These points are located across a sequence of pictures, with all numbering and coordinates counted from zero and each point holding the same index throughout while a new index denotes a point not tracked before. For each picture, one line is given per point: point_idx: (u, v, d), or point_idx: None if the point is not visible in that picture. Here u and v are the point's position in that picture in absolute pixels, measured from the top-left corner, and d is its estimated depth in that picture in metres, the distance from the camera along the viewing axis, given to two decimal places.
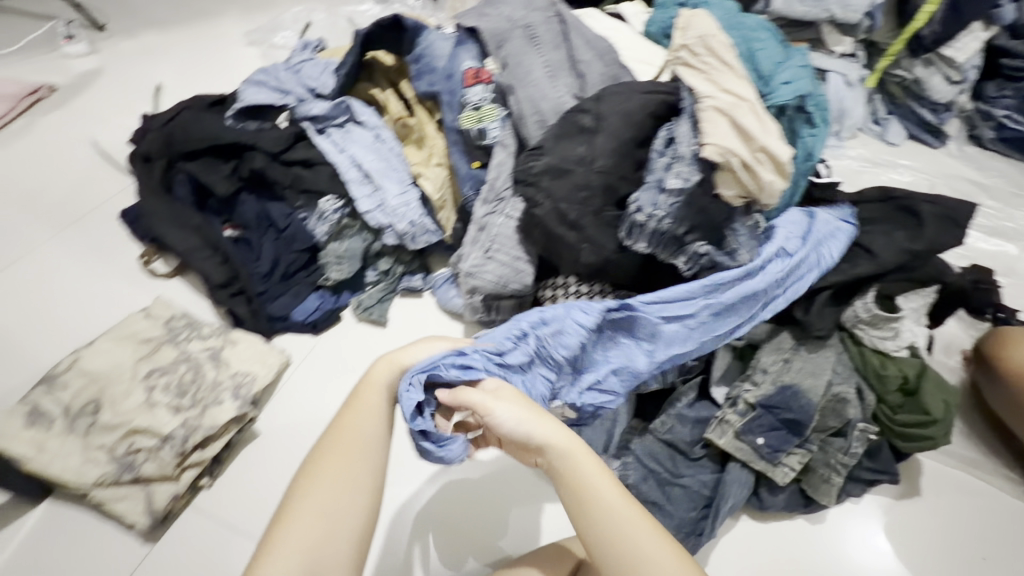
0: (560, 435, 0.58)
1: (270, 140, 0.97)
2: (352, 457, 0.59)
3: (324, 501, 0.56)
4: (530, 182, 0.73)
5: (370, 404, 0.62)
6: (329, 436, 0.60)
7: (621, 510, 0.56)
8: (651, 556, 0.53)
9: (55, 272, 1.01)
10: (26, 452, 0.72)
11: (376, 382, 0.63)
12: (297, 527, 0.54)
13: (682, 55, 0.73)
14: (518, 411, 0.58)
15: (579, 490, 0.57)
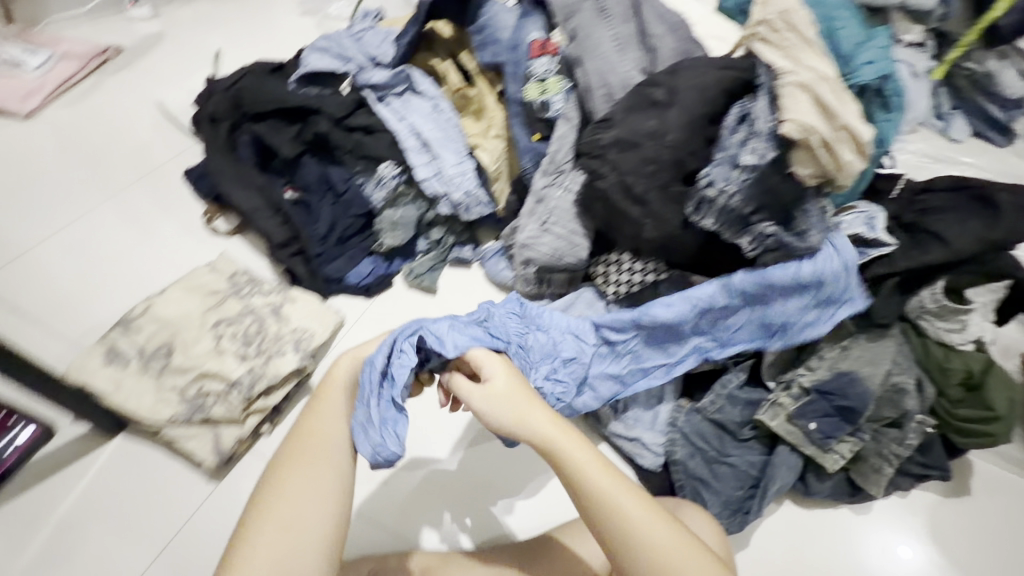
0: (544, 421, 0.56)
1: (333, 105, 1.00)
2: (319, 459, 0.59)
3: (290, 505, 0.56)
4: (596, 155, 0.74)
5: (334, 402, 0.63)
6: (296, 436, 0.61)
7: (617, 493, 0.54)
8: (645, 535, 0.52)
9: (127, 225, 1.06)
10: (105, 388, 0.76)
11: (337, 381, 0.65)
12: (269, 530, 0.54)
13: (757, 37, 0.72)
14: (499, 401, 0.57)
15: (572, 479, 0.55)
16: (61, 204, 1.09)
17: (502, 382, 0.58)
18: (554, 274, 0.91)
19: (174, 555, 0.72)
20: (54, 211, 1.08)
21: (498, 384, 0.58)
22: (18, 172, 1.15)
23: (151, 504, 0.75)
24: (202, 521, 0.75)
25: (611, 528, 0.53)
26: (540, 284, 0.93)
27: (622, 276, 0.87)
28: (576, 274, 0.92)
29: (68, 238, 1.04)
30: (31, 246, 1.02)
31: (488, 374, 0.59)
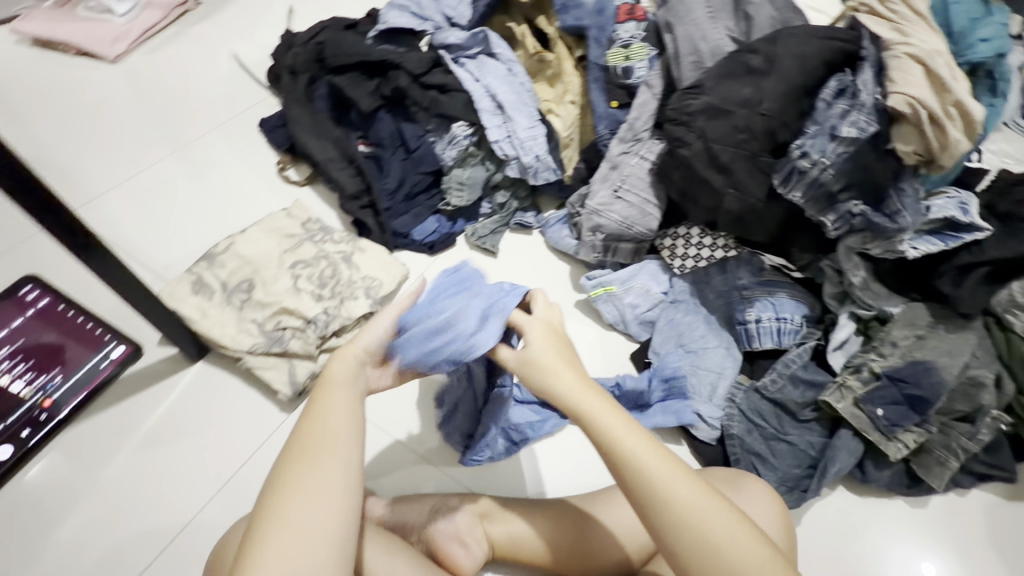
0: (573, 377, 0.53)
1: (414, 61, 1.01)
2: (329, 460, 0.49)
3: (303, 513, 0.45)
4: (683, 121, 0.76)
5: (338, 396, 0.53)
6: (300, 434, 0.50)
7: (649, 456, 0.49)
8: (684, 498, 0.47)
9: (205, 170, 1.11)
10: (192, 315, 0.81)
11: (337, 377, 0.55)
12: (285, 544, 0.44)
13: (862, 9, 0.71)
14: (534, 363, 0.54)
15: (600, 439, 0.50)
16: (144, 145, 1.14)
17: (537, 337, 0.55)
18: (621, 243, 0.92)
19: (243, 479, 0.76)
20: (138, 152, 1.13)
21: (532, 341, 0.55)
22: (104, 114, 1.20)
23: (224, 429, 0.80)
24: (269, 450, 0.79)
25: (642, 494, 0.48)
26: (605, 253, 0.93)
27: (690, 250, 0.91)
28: (643, 244, 0.93)
29: (150, 178, 1.09)
30: (117, 183, 1.08)
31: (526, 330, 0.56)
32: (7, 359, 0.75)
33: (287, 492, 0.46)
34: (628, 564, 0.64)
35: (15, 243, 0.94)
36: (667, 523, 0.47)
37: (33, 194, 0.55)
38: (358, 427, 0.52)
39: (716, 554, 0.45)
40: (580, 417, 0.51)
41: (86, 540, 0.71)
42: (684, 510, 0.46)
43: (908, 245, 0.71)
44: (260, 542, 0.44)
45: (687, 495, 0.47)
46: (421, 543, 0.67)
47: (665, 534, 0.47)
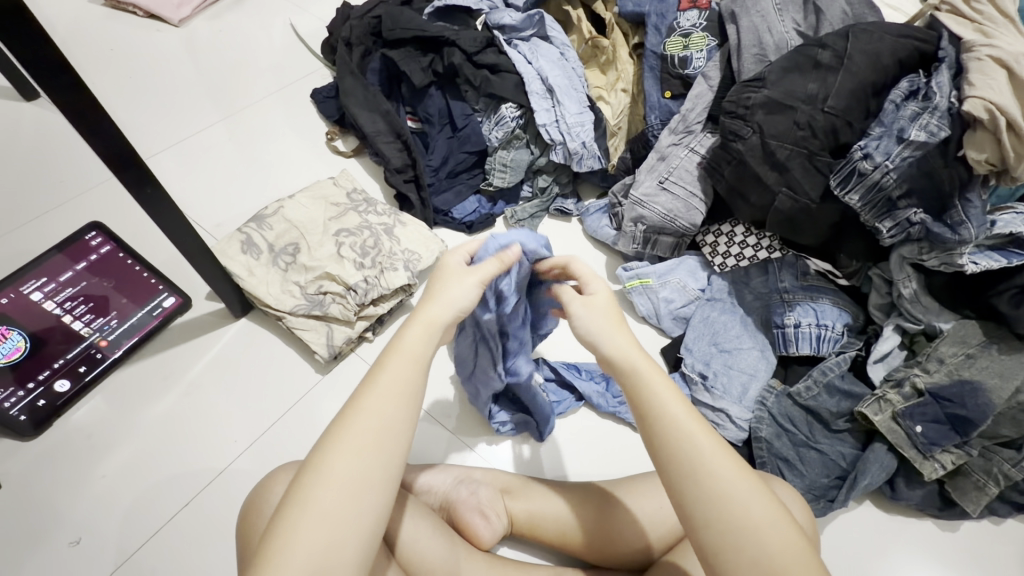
0: (625, 339, 0.51)
1: (469, 39, 1.00)
2: (372, 446, 0.44)
3: (332, 503, 0.42)
4: (740, 114, 0.75)
5: (398, 370, 0.48)
6: (346, 411, 0.46)
7: (694, 429, 0.46)
8: (723, 478, 0.44)
9: (255, 137, 1.13)
10: (240, 272, 0.84)
11: (407, 348, 0.49)
12: (311, 535, 0.40)
13: (944, 8, 0.73)
14: (593, 316, 0.53)
15: (642, 403, 0.48)
16: (198, 108, 1.17)
17: (601, 297, 0.55)
18: (661, 236, 0.91)
19: (275, 434, 0.79)
20: (193, 114, 1.16)
21: (598, 299, 0.55)
22: (161, 74, 1.23)
23: (260, 385, 0.83)
24: (302, 409, 0.82)
25: (680, 466, 0.45)
26: (645, 245, 0.92)
27: (732, 247, 0.90)
28: (683, 240, 0.92)
29: (203, 141, 1.12)
30: (172, 144, 1.11)
31: (591, 289, 0.56)
32: (68, 301, 0.76)
33: (319, 476, 0.42)
34: (650, 552, 0.63)
35: (75, 194, 0.98)
36: (702, 502, 0.44)
37: (112, 142, 0.58)
38: (413, 415, 0.47)
39: (752, 544, 0.42)
40: (627, 378, 0.50)
41: (127, 477, 0.75)
42: (722, 488, 0.44)
43: (967, 259, 0.68)
44: (287, 527, 0.41)
45: (727, 475, 0.44)
46: (443, 511, 0.69)
47: (697, 513, 0.44)
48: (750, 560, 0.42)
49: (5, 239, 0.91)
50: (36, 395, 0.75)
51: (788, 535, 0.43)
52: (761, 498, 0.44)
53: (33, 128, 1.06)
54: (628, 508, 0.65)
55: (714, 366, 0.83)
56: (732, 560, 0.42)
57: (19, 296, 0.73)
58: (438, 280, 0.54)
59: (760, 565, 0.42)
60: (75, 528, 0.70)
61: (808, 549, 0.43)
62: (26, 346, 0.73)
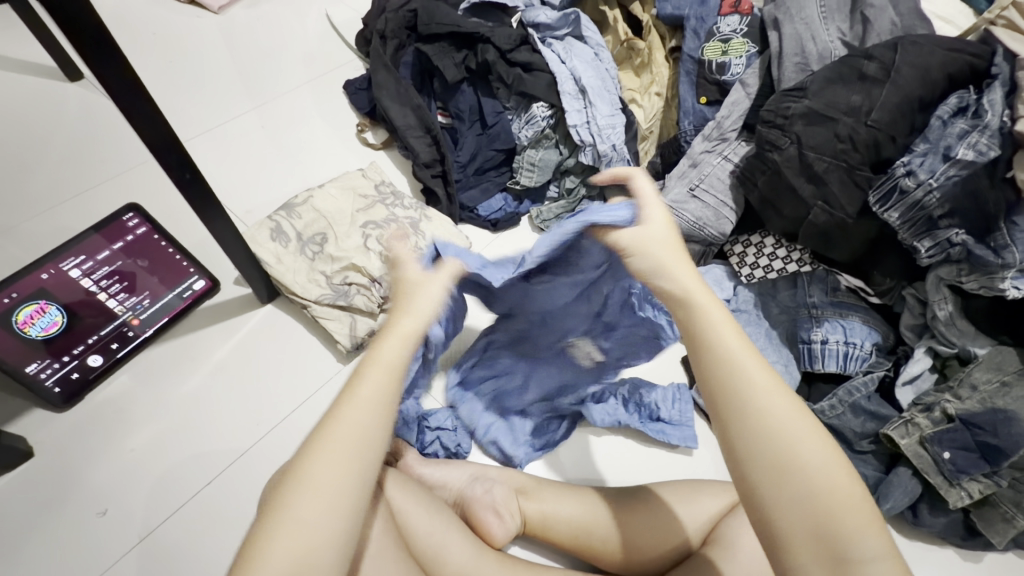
0: (688, 275, 0.48)
1: (503, 36, 1.00)
2: (348, 457, 0.43)
3: (305, 513, 0.41)
4: (778, 124, 0.74)
5: (375, 382, 0.47)
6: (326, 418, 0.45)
7: (753, 368, 0.44)
8: (785, 423, 0.42)
9: (288, 126, 1.15)
10: (268, 259, 0.85)
11: (383, 359, 0.48)
12: (283, 542, 0.41)
13: (999, 22, 0.71)
14: (650, 239, 0.50)
15: (701, 335, 0.46)
16: (231, 96, 1.19)
17: (655, 226, 0.51)
18: (688, 244, 0.90)
19: (294, 421, 0.81)
20: (229, 101, 1.18)
21: (653, 228, 0.51)
22: (197, 61, 1.25)
23: (283, 372, 0.85)
24: (321, 398, 0.83)
25: (743, 409, 0.43)
26: None
27: (761, 259, 0.88)
28: (710, 248, 0.90)
29: (235, 129, 1.14)
30: (206, 130, 1.13)
31: (644, 217, 0.52)
32: (104, 278, 0.78)
33: (297, 484, 0.42)
34: (689, 546, 0.64)
35: (111, 175, 1.01)
36: (752, 446, 0.42)
37: (153, 125, 0.60)
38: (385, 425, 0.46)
39: (801, 487, 0.41)
40: (682, 308, 0.47)
41: (151, 454, 0.77)
42: (777, 427, 0.42)
43: (1010, 283, 0.65)
44: (263, 532, 0.41)
45: (784, 416, 0.43)
46: (457, 506, 0.69)
47: (743, 444, 0.43)
48: (799, 502, 0.41)
49: (44, 217, 0.94)
50: (70, 367, 0.77)
51: (846, 486, 0.41)
52: (817, 442, 0.43)
53: (74, 109, 1.09)
54: (672, 511, 0.66)
55: None
56: (779, 507, 0.41)
57: (59, 272, 0.75)
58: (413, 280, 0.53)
59: (809, 509, 0.40)
60: (101, 500, 0.73)
61: (860, 499, 0.41)
62: (62, 320, 0.75)
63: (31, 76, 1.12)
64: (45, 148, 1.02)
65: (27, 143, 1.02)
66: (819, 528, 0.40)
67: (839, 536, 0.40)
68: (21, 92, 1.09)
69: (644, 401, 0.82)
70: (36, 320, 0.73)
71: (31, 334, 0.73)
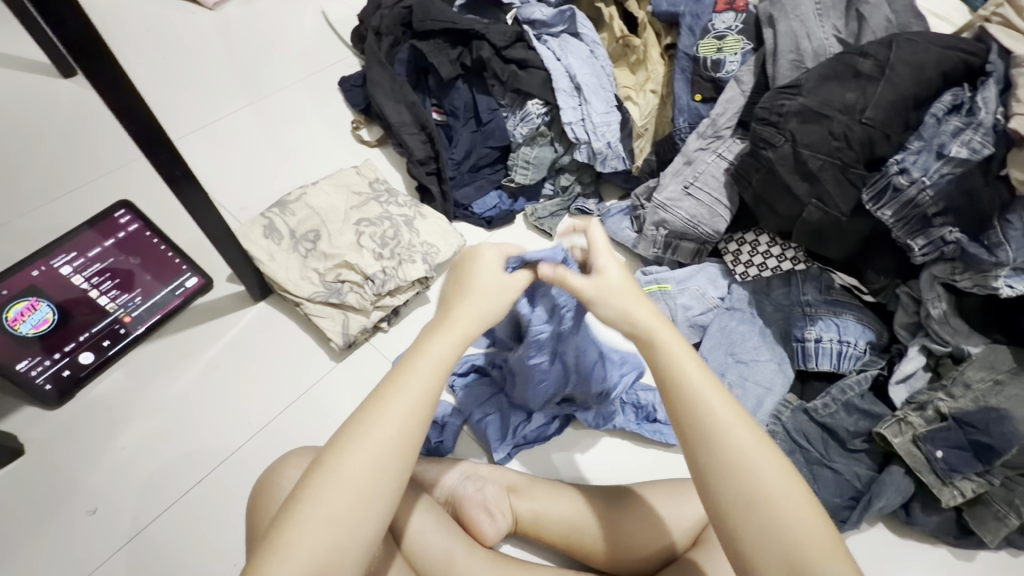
0: (651, 314, 0.51)
1: (498, 33, 1.00)
2: (394, 447, 0.44)
3: (350, 497, 0.42)
4: (773, 121, 0.74)
5: (425, 375, 0.48)
6: (375, 404, 0.46)
7: (715, 402, 0.46)
8: (750, 461, 0.44)
9: (284, 122, 1.15)
10: (261, 256, 0.85)
11: (434, 353, 0.49)
12: (325, 522, 0.41)
13: (995, 20, 0.71)
14: (611, 287, 0.53)
15: (666, 378, 0.49)
16: (226, 92, 1.18)
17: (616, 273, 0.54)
18: (683, 242, 0.90)
19: (286, 419, 0.81)
20: (224, 97, 1.18)
21: (609, 277, 0.54)
22: (192, 57, 1.24)
23: (275, 369, 0.84)
24: (314, 396, 0.83)
25: (709, 451, 0.45)
26: (665, 250, 0.91)
27: (756, 257, 0.88)
28: (705, 246, 0.90)
29: (230, 125, 1.13)
30: (201, 127, 1.12)
31: (599, 264, 0.55)
32: (95, 275, 0.77)
33: (341, 469, 0.43)
34: (673, 551, 0.63)
35: (106, 171, 1.00)
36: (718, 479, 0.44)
37: (142, 122, 0.59)
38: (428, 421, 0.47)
39: (763, 518, 0.42)
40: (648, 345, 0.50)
41: (143, 451, 0.76)
42: (740, 460, 0.44)
43: (1003, 282, 0.66)
44: (287, 528, 0.41)
45: (748, 453, 0.44)
46: (448, 505, 0.69)
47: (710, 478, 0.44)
48: (768, 539, 0.42)
49: (38, 213, 0.93)
50: (61, 364, 0.76)
51: (808, 517, 0.43)
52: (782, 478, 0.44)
53: (68, 105, 1.08)
54: (657, 514, 0.65)
55: (728, 378, 0.82)
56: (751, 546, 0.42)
57: (50, 270, 0.73)
58: (472, 279, 0.55)
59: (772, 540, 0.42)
60: (92, 498, 0.73)
61: (825, 528, 0.43)
62: (53, 318, 0.75)
63: (24, 72, 1.11)
64: (39, 144, 1.02)
65: (21, 140, 1.02)
66: (783, 559, 0.41)
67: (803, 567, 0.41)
68: (15, 88, 1.09)
69: (641, 402, 0.82)
70: (27, 317, 0.72)
71: (21, 331, 0.72)
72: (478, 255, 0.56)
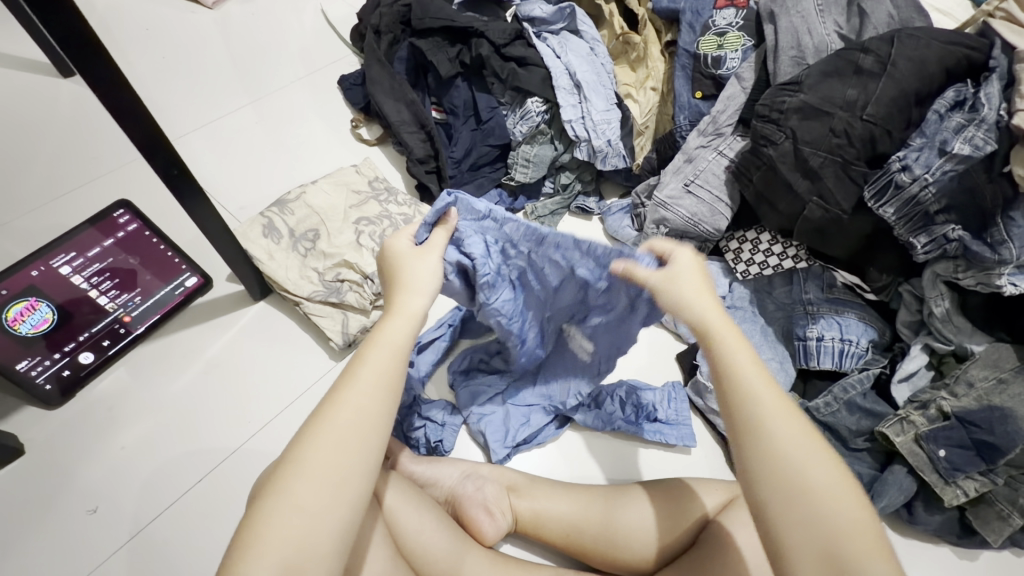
0: (714, 306, 0.49)
1: (497, 31, 1.00)
2: (357, 431, 0.44)
3: (313, 493, 0.41)
4: (773, 118, 0.73)
5: (381, 360, 0.47)
6: (330, 397, 0.45)
7: (770, 397, 0.45)
8: (806, 466, 0.42)
9: (284, 121, 1.14)
10: (260, 255, 0.85)
11: (385, 340, 0.48)
12: (287, 524, 0.40)
13: (998, 15, 0.70)
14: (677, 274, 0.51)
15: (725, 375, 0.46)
16: (227, 92, 1.18)
17: (683, 262, 0.51)
18: (683, 240, 0.89)
19: (286, 418, 0.80)
20: (224, 96, 1.17)
21: (676, 265, 0.51)
22: (192, 56, 1.24)
23: (276, 368, 0.84)
24: (313, 395, 0.83)
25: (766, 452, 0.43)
26: None
27: (756, 255, 0.88)
28: (706, 244, 0.90)
29: (230, 125, 1.13)
30: (200, 126, 1.12)
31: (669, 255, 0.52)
32: (95, 275, 0.77)
33: (301, 464, 0.42)
34: (682, 546, 0.63)
35: (106, 171, 1.00)
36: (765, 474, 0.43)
37: (138, 121, 0.59)
38: (392, 407, 0.46)
39: (808, 512, 0.41)
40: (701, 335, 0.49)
41: (143, 450, 0.76)
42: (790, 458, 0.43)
43: (1006, 280, 0.65)
44: (258, 522, 0.41)
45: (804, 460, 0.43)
46: (447, 504, 0.69)
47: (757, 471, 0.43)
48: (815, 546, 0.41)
49: (38, 213, 0.93)
50: (62, 364, 0.76)
51: (855, 514, 0.42)
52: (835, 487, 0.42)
53: (68, 105, 1.08)
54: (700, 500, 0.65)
55: None
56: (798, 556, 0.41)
57: (49, 270, 0.73)
58: (401, 263, 0.53)
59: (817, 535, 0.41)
60: (93, 497, 0.73)
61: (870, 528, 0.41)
62: (53, 317, 0.74)
63: (25, 73, 1.11)
64: (40, 144, 1.02)
65: (20, 140, 1.02)
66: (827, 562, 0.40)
67: (846, 563, 0.40)
68: (15, 88, 1.09)
69: (642, 402, 0.81)
70: (27, 317, 0.72)
71: (21, 331, 0.72)
72: (391, 252, 0.54)
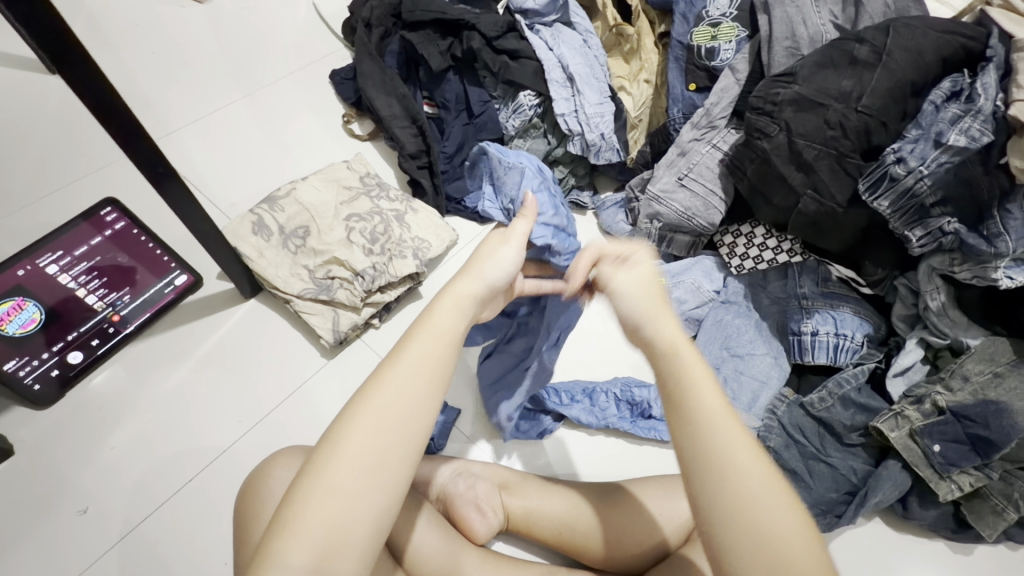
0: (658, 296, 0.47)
1: (489, 23, 0.98)
2: (400, 415, 0.42)
3: (351, 478, 0.40)
4: (767, 110, 0.72)
5: (427, 347, 0.45)
6: (373, 378, 0.44)
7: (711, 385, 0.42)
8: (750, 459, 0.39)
9: (275, 116, 1.13)
10: (250, 253, 0.84)
11: (434, 325, 0.47)
12: (322, 507, 0.39)
13: (995, 3, 0.69)
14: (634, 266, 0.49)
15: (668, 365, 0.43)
16: (218, 86, 1.17)
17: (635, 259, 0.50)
18: (677, 235, 0.88)
19: (276, 418, 0.80)
20: (214, 91, 1.16)
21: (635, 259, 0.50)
22: (182, 51, 1.23)
23: (266, 366, 0.84)
24: (304, 393, 0.82)
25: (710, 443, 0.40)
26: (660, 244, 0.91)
27: (751, 249, 0.87)
28: (700, 238, 0.89)
29: (220, 120, 1.12)
30: (190, 121, 1.11)
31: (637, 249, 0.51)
32: (83, 275, 0.75)
33: (338, 447, 0.41)
34: (666, 547, 0.62)
35: (95, 170, 0.99)
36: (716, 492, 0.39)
37: (121, 121, 0.57)
38: (436, 389, 0.45)
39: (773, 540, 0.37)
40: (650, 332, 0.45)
41: (132, 451, 0.76)
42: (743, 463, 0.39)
43: (1002, 273, 0.64)
44: (296, 509, 0.39)
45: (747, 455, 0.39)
46: (440, 501, 0.68)
47: (706, 482, 0.39)
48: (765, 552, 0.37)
49: (27, 211, 0.92)
50: (50, 364, 0.76)
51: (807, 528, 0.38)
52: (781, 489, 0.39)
53: (56, 103, 1.07)
54: (640, 510, 0.64)
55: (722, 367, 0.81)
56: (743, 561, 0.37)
57: (36, 268, 0.71)
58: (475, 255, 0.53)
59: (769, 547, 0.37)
60: (83, 497, 0.72)
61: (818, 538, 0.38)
62: (41, 317, 0.73)
63: (12, 70, 1.10)
64: (29, 142, 1.01)
65: (9, 138, 1.01)
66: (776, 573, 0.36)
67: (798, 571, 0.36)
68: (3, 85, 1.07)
69: (636, 399, 0.81)
70: (14, 317, 0.71)
71: (9, 331, 0.71)
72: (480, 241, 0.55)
